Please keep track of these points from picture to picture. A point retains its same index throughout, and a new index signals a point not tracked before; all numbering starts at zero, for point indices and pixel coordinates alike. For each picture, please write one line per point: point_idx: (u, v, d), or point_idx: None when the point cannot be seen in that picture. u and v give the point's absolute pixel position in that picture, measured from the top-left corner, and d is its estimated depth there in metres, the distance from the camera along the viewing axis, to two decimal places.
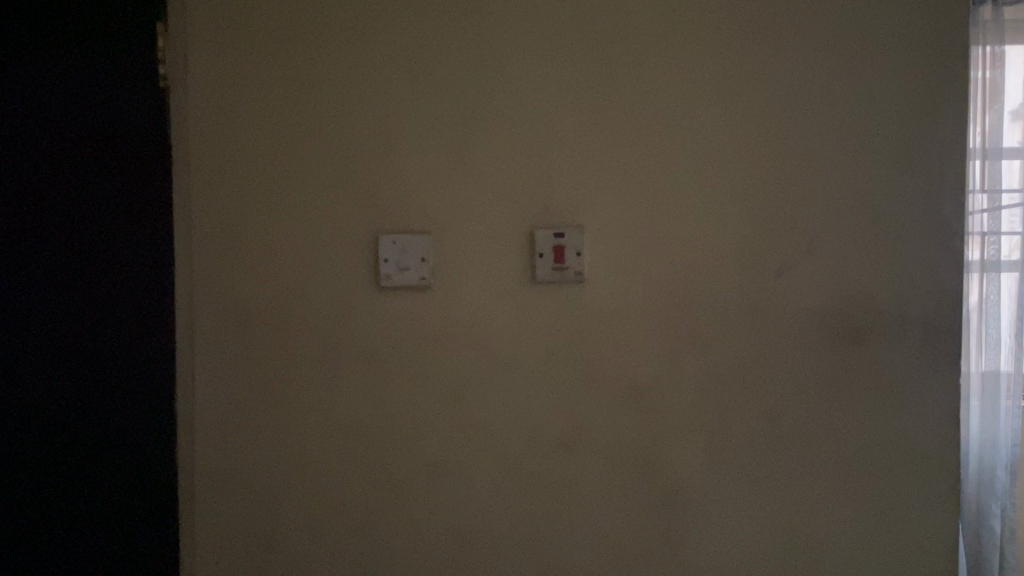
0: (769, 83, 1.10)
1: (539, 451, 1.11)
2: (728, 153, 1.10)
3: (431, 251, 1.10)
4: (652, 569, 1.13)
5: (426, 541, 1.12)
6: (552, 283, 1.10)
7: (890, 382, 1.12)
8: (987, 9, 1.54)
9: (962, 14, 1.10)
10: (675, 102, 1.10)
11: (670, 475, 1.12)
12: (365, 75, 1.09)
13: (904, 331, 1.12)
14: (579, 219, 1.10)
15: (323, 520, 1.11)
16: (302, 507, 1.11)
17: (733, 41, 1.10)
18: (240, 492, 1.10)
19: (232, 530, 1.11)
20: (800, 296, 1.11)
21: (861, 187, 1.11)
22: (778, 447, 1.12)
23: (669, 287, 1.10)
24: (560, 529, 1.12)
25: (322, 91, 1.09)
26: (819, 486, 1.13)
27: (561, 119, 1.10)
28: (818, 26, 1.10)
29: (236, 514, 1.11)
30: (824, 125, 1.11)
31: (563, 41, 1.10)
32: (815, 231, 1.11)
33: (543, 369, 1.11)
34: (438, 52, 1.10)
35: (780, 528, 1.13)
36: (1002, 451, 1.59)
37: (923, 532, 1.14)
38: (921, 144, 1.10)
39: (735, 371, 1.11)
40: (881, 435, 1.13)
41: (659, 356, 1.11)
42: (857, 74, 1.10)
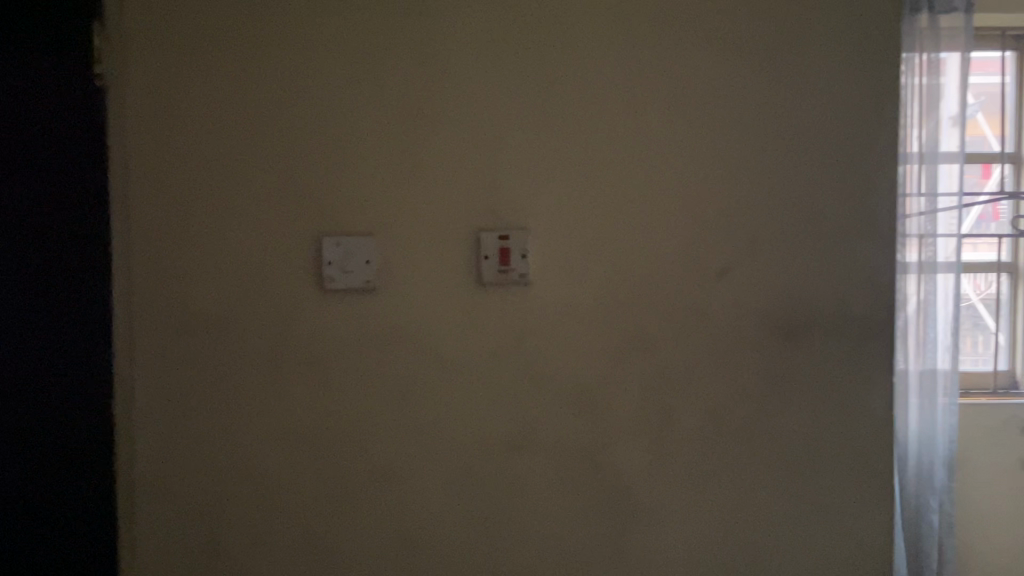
0: (715, 90, 1.11)
1: (484, 454, 1.12)
2: (671, 158, 1.11)
3: (378, 253, 1.09)
4: (596, 568, 1.15)
5: (374, 545, 1.12)
6: (499, 286, 1.11)
7: (827, 385, 1.15)
8: (921, 16, 1.58)
9: (897, 22, 1.12)
10: (623, 107, 1.11)
11: (614, 476, 1.14)
12: (307, 73, 1.08)
13: (841, 336, 1.14)
14: (525, 222, 1.11)
15: (269, 524, 1.11)
16: (246, 509, 1.10)
17: (680, 47, 1.11)
18: (183, 495, 1.10)
19: (174, 533, 1.10)
20: (741, 301, 1.13)
21: (802, 196, 1.13)
22: (718, 449, 1.14)
23: (614, 290, 1.12)
24: (506, 529, 1.13)
25: (268, 88, 1.08)
26: (759, 487, 1.15)
27: (506, 121, 1.10)
28: (759, 34, 1.12)
29: (178, 516, 1.10)
30: (768, 133, 1.12)
31: (507, 42, 1.09)
32: (756, 238, 1.13)
33: (490, 371, 1.11)
34: (382, 52, 1.09)
35: (721, 529, 1.15)
36: (940, 447, 1.64)
37: (860, 534, 1.17)
38: (862, 152, 1.13)
39: (677, 373, 1.13)
40: (819, 436, 1.15)
41: (603, 359, 1.12)
42: (801, 84, 1.12)
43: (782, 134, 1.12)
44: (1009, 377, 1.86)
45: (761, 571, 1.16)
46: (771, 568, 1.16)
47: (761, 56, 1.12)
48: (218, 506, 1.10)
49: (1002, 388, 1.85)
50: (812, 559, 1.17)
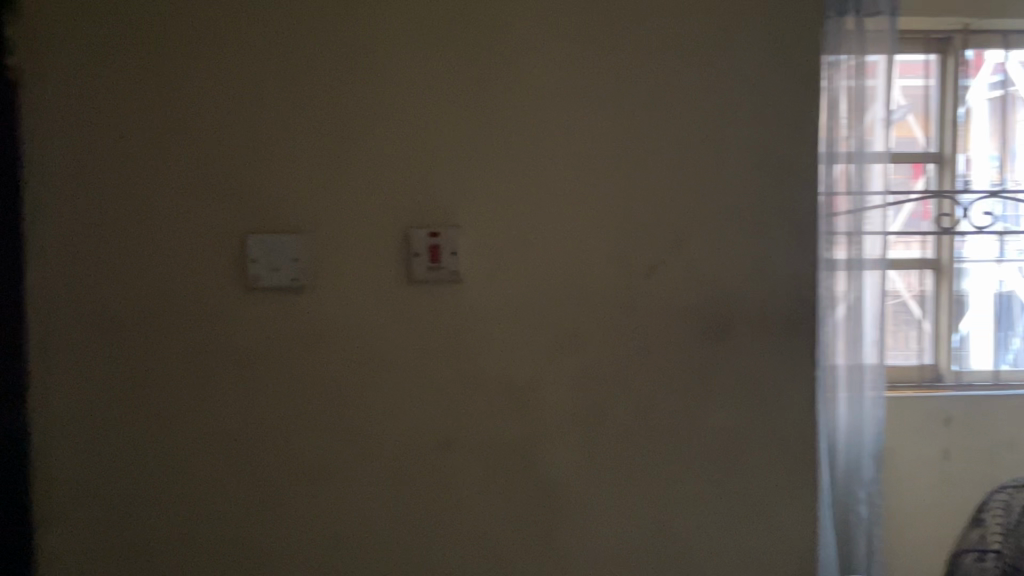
0: (642, 89, 1.12)
1: (414, 453, 1.12)
2: (599, 156, 1.12)
3: (305, 251, 1.08)
4: (529, 566, 1.15)
5: (303, 547, 1.11)
6: (429, 283, 1.10)
7: (753, 380, 1.17)
8: (848, 18, 1.61)
9: (816, 25, 1.15)
10: (554, 105, 1.11)
11: (545, 473, 1.14)
12: (229, 67, 1.06)
13: (766, 331, 1.16)
14: (455, 219, 1.10)
15: (196, 527, 1.10)
16: (172, 510, 1.09)
17: (607, 46, 1.12)
18: (108, 496, 1.08)
19: (100, 534, 1.09)
20: (669, 297, 1.14)
21: (729, 193, 1.15)
22: (649, 444, 1.16)
23: (544, 287, 1.12)
24: (438, 528, 1.13)
25: (192, 82, 1.06)
26: (689, 482, 1.17)
27: (434, 117, 1.09)
28: (685, 33, 1.13)
29: (104, 518, 1.09)
30: (696, 131, 1.14)
31: (434, 38, 1.09)
32: (684, 236, 1.14)
33: (420, 369, 1.11)
34: (306, 46, 1.07)
35: (652, 524, 1.17)
36: (867, 440, 1.69)
37: (786, 527, 1.19)
38: (786, 151, 1.15)
39: (607, 370, 1.14)
40: (746, 431, 1.17)
41: (534, 356, 1.12)
42: (727, 83, 1.14)
43: (710, 132, 1.14)
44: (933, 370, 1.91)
45: (690, 564, 1.18)
46: (701, 561, 1.18)
47: (687, 55, 1.13)
48: (141, 508, 1.09)
49: (927, 382, 1.90)
50: (741, 554, 1.19)
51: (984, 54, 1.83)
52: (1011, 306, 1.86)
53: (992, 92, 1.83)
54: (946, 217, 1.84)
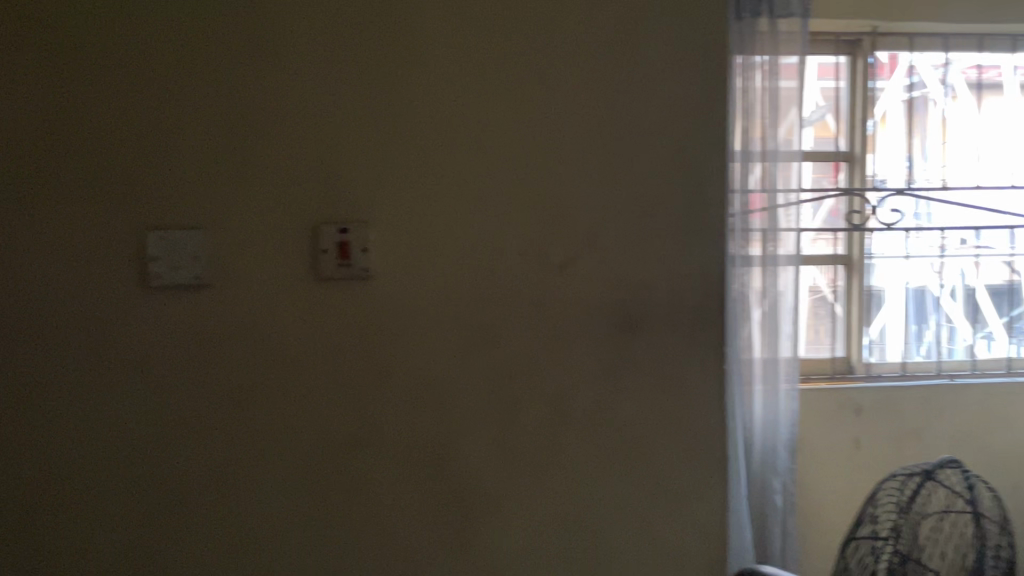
0: (552, 88, 1.13)
1: (325, 448, 1.13)
2: (510, 154, 1.13)
3: (208, 247, 1.08)
4: (442, 562, 1.17)
5: (215, 543, 1.12)
6: (339, 280, 1.10)
7: (662, 374, 1.19)
8: (761, 19, 1.64)
9: (723, 27, 1.17)
10: (464, 103, 1.11)
11: (457, 469, 1.16)
12: (132, 65, 1.06)
13: (675, 326, 1.19)
14: (364, 216, 1.10)
15: (105, 524, 1.10)
16: (77, 510, 1.09)
17: (516, 45, 1.12)
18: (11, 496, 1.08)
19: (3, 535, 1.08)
20: (579, 293, 1.16)
21: (639, 192, 1.16)
22: (561, 438, 1.18)
23: (455, 283, 1.13)
24: (350, 524, 1.14)
25: (96, 82, 1.05)
26: (600, 475, 1.19)
27: (342, 115, 1.09)
28: (594, 33, 1.14)
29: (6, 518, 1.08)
30: (607, 130, 1.15)
31: (343, 35, 1.08)
32: (594, 233, 1.16)
33: (332, 365, 1.12)
34: (211, 44, 1.06)
35: (564, 517, 1.19)
36: (783, 431, 1.72)
37: (696, 517, 1.22)
38: (696, 150, 1.17)
39: (518, 365, 1.16)
40: (656, 423, 1.20)
41: (445, 352, 1.14)
42: (637, 83, 1.15)
43: (622, 131, 1.15)
44: (845, 362, 1.96)
45: (602, 555, 1.21)
46: (613, 552, 1.21)
47: (596, 54, 1.14)
48: (48, 505, 1.09)
49: (840, 373, 1.96)
50: (652, 544, 1.22)
51: (897, 57, 1.89)
52: (923, 299, 1.92)
53: (907, 93, 1.89)
54: (857, 215, 1.90)
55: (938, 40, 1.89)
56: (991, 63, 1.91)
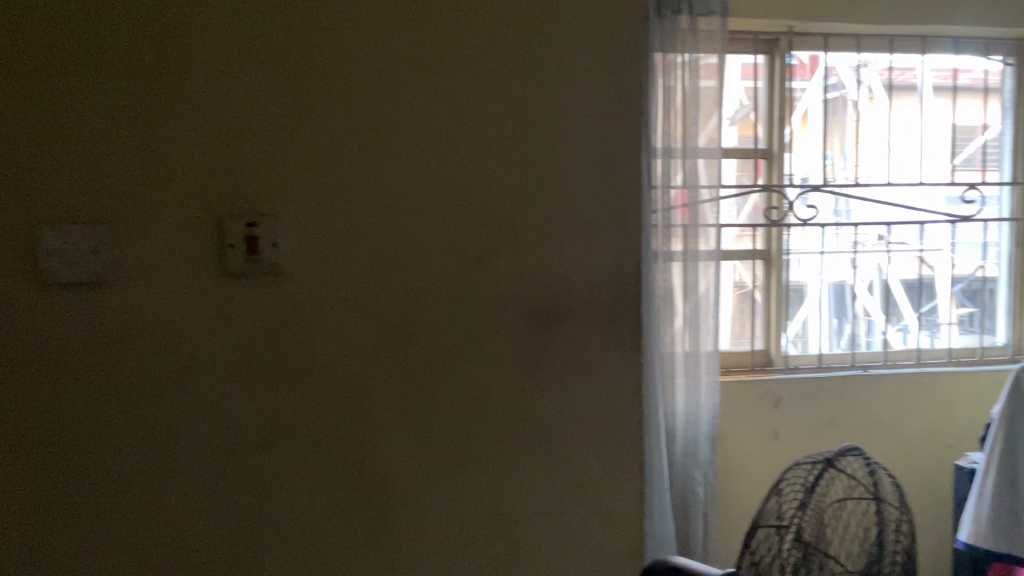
0: (467, 82, 1.12)
1: (235, 446, 1.11)
2: (424, 148, 1.12)
3: (108, 242, 1.05)
4: (358, 559, 1.16)
5: (121, 546, 1.10)
6: (247, 275, 1.09)
7: (580, 368, 1.20)
8: (682, 17, 1.65)
9: (638, 23, 1.17)
10: (376, 95, 1.10)
11: (372, 465, 1.15)
12: (29, 53, 1.01)
13: (592, 320, 1.20)
14: (274, 210, 1.09)
15: (4, 527, 1.06)
16: None
17: (430, 38, 1.11)
18: None
19: None
20: (495, 287, 1.16)
21: (555, 186, 1.16)
22: (478, 433, 1.17)
23: (368, 278, 1.12)
24: (263, 521, 1.13)
25: None
26: (518, 470, 1.19)
27: (250, 107, 1.07)
28: (508, 27, 1.13)
29: None
30: (523, 125, 1.14)
31: (252, 26, 1.06)
32: (510, 227, 1.15)
33: (243, 361, 1.10)
34: (116, 35, 1.03)
35: (482, 512, 1.18)
36: (704, 423, 1.74)
37: (615, 510, 1.23)
38: (613, 146, 1.18)
39: (433, 360, 1.15)
40: (574, 417, 1.20)
41: (359, 348, 1.13)
42: (553, 77, 1.15)
43: (538, 125, 1.15)
44: (764, 355, 2.00)
45: (521, 549, 1.21)
46: (532, 546, 1.21)
47: (510, 48, 1.13)
48: None
49: (758, 366, 1.99)
50: (572, 538, 1.22)
51: (817, 59, 1.94)
52: (842, 293, 1.98)
53: (826, 94, 1.94)
54: (775, 210, 1.93)
55: (851, 41, 1.94)
56: (902, 63, 1.97)
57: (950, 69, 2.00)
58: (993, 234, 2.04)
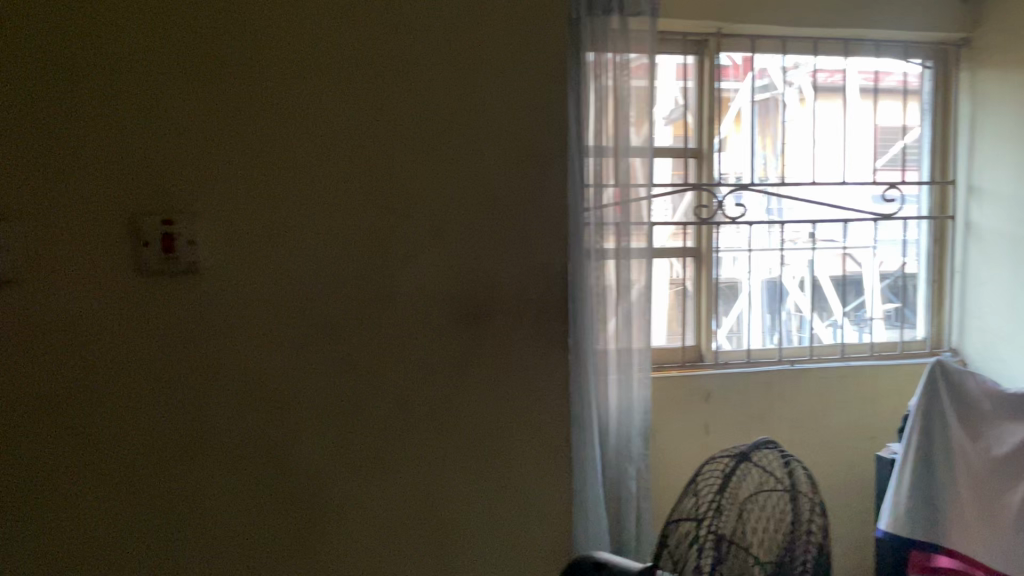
0: (391, 79, 1.11)
1: (155, 448, 1.10)
2: (346, 146, 1.11)
3: (17, 242, 1.01)
4: (284, 558, 1.16)
5: (36, 553, 1.07)
6: (163, 275, 1.07)
7: (507, 365, 1.20)
8: (614, 18, 1.64)
9: (563, 22, 1.17)
10: (297, 92, 1.08)
11: (296, 464, 1.14)
12: None
13: (519, 318, 1.20)
14: (191, 208, 1.06)
15: None
16: None
17: (352, 35, 1.09)
18: None
19: None
20: (420, 286, 1.15)
21: (480, 183, 1.16)
22: (403, 431, 1.17)
23: (289, 276, 1.11)
24: (186, 522, 1.12)
25: None
26: (446, 468, 1.19)
27: (166, 103, 1.04)
28: (432, 24, 1.12)
29: None
30: (448, 123, 1.14)
31: (168, 21, 1.03)
32: (435, 226, 1.15)
33: (161, 361, 1.08)
34: (24, 29, 0.99)
35: (409, 510, 1.19)
36: (637, 419, 1.76)
37: (545, 506, 1.24)
38: (539, 144, 1.18)
39: (358, 358, 1.14)
40: (502, 414, 1.20)
41: (281, 347, 1.12)
42: (477, 76, 1.15)
43: (464, 123, 1.15)
44: (695, 351, 2.03)
45: (449, 546, 1.21)
46: (460, 543, 1.21)
47: (434, 47, 1.13)
48: None
49: (689, 361, 2.02)
50: (501, 534, 1.23)
51: (747, 60, 1.98)
52: (775, 290, 2.03)
53: (755, 94, 1.98)
54: (705, 209, 1.96)
55: (777, 43, 1.99)
56: (827, 65, 2.02)
57: (871, 72, 2.05)
58: (912, 232, 2.11)
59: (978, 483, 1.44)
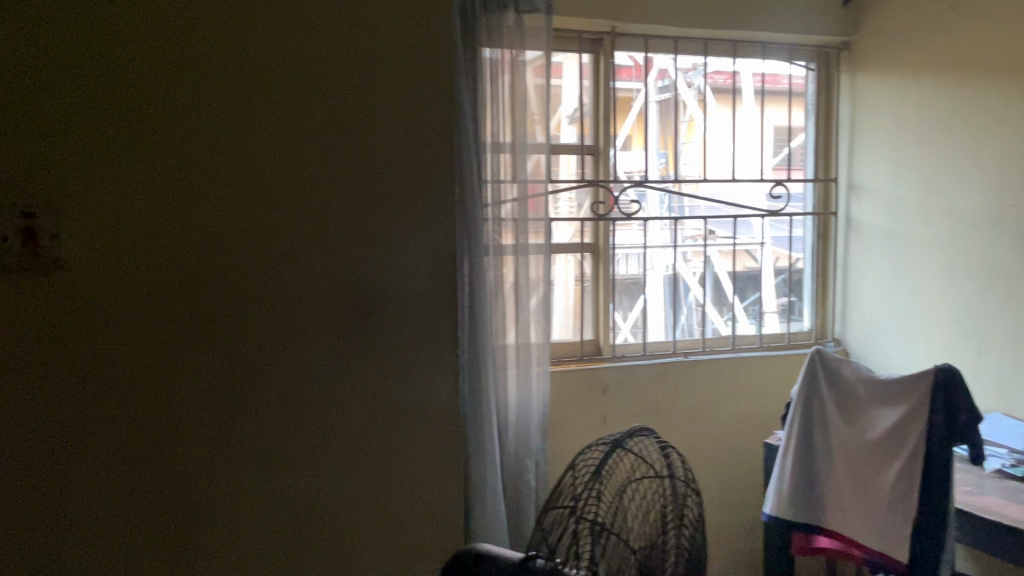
0: (269, 78, 1.13)
1: (26, 449, 1.08)
2: (222, 143, 1.12)
3: None
4: (162, 554, 1.15)
5: None
6: (25, 269, 1.05)
7: (393, 358, 1.23)
8: (509, 14, 1.64)
9: (442, 24, 1.21)
10: (172, 87, 1.09)
11: (175, 459, 1.14)
12: None
13: (404, 312, 1.23)
14: (60, 201, 1.06)
15: None
16: None
17: (230, 33, 1.11)
18: None
19: None
20: (302, 281, 1.17)
21: (362, 180, 1.19)
22: (286, 424, 1.19)
23: (164, 272, 1.11)
24: (58, 520, 1.10)
25: None
26: (331, 459, 1.21)
27: (34, 95, 1.03)
28: (312, 25, 1.15)
29: None
30: (328, 121, 1.17)
31: (38, 12, 1.03)
32: (318, 222, 1.17)
33: (33, 359, 1.07)
34: None
35: (294, 502, 1.20)
36: (535, 412, 1.76)
37: (432, 493, 1.27)
38: (424, 138, 1.21)
39: (239, 353, 1.16)
40: (386, 405, 1.24)
41: (156, 342, 1.11)
42: (357, 76, 1.17)
43: (344, 121, 1.17)
44: (593, 346, 2.05)
45: (335, 538, 1.23)
46: (346, 533, 1.23)
47: (313, 46, 1.15)
48: None
49: (587, 355, 2.04)
50: (388, 523, 1.25)
51: (640, 60, 2.01)
52: (676, 287, 2.08)
53: (649, 95, 2.02)
54: (602, 205, 1.99)
55: (668, 42, 2.02)
56: (717, 66, 2.08)
57: (758, 74, 2.12)
58: (799, 228, 2.19)
59: (855, 462, 1.49)
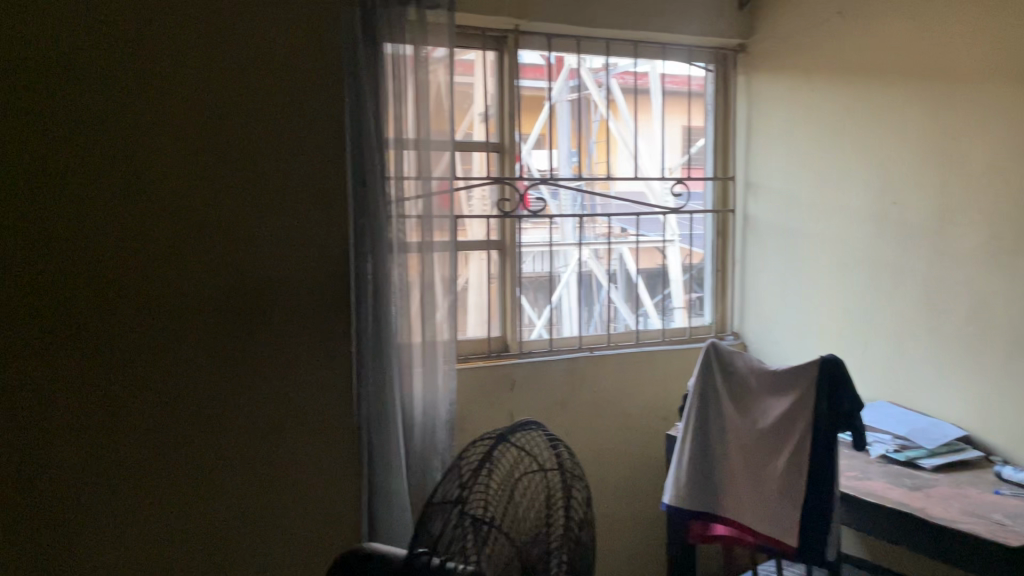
0: (151, 82, 1.19)
1: None
2: (102, 144, 1.17)
3: None
4: (43, 535, 1.20)
5: None
6: None
7: (282, 346, 1.29)
8: (410, 9, 1.62)
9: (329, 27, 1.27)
10: (50, 92, 1.15)
11: (55, 445, 1.19)
12: None
13: (292, 302, 1.29)
14: None
15: None
16: None
17: (114, 38, 1.16)
18: None
19: None
20: (187, 276, 1.23)
21: (248, 179, 1.25)
22: (170, 413, 1.24)
23: (42, 267, 1.16)
24: None
25: None
26: (218, 444, 1.27)
27: None
28: (197, 29, 1.20)
29: None
30: (213, 122, 1.22)
31: None
32: (202, 219, 1.23)
33: None
34: None
35: (179, 486, 1.25)
36: (442, 411, 1.72)
37: (321, 471, 1.34)
38: (311, 137, 1.27)
39: (119, 346, 1.21)
40: (275, 390, 1.29)
41: (34, 335, 1.17)
42: (243, 78, 1.23)
43: (230, 122, 1.23)
44: (500, 342, 2.05)
45: (222, 518, 1.28)
46: (234, 513, 1.29)
47: (199, 50, 1.20)
48: None
49: (494, 352, 2.04)
50: (277, 501, 1.31)
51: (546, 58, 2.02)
52: (585, 283, 2.12)
53: (554, 94, 2.04)
54: (507, 202, 1.99)
55: (571, 42, 2.04)
56: (619, 65, 2.11)
57: (658, 76, 2.17)
58: (700, 227, 2.26)
59: (749, 449, 1.53)
